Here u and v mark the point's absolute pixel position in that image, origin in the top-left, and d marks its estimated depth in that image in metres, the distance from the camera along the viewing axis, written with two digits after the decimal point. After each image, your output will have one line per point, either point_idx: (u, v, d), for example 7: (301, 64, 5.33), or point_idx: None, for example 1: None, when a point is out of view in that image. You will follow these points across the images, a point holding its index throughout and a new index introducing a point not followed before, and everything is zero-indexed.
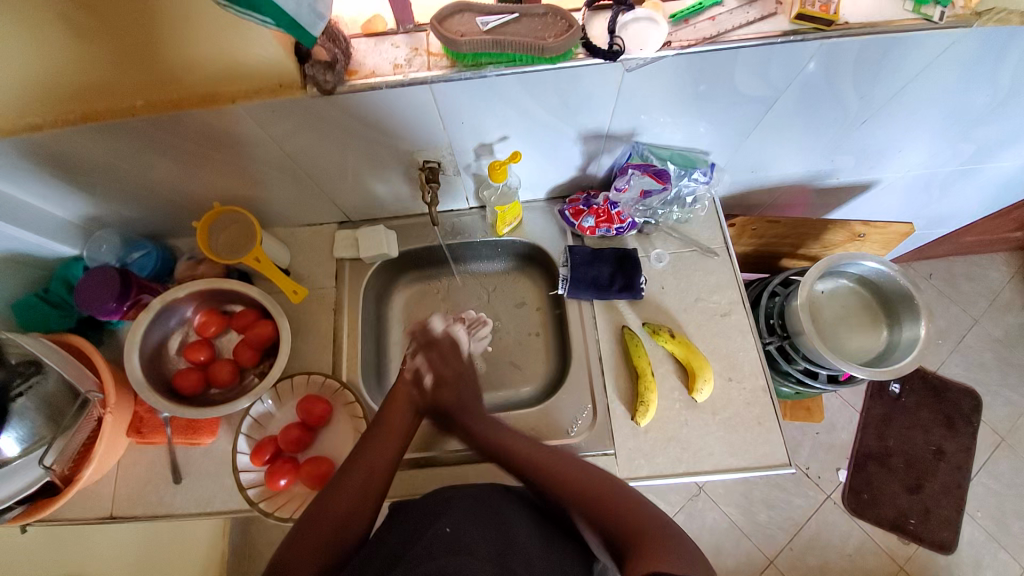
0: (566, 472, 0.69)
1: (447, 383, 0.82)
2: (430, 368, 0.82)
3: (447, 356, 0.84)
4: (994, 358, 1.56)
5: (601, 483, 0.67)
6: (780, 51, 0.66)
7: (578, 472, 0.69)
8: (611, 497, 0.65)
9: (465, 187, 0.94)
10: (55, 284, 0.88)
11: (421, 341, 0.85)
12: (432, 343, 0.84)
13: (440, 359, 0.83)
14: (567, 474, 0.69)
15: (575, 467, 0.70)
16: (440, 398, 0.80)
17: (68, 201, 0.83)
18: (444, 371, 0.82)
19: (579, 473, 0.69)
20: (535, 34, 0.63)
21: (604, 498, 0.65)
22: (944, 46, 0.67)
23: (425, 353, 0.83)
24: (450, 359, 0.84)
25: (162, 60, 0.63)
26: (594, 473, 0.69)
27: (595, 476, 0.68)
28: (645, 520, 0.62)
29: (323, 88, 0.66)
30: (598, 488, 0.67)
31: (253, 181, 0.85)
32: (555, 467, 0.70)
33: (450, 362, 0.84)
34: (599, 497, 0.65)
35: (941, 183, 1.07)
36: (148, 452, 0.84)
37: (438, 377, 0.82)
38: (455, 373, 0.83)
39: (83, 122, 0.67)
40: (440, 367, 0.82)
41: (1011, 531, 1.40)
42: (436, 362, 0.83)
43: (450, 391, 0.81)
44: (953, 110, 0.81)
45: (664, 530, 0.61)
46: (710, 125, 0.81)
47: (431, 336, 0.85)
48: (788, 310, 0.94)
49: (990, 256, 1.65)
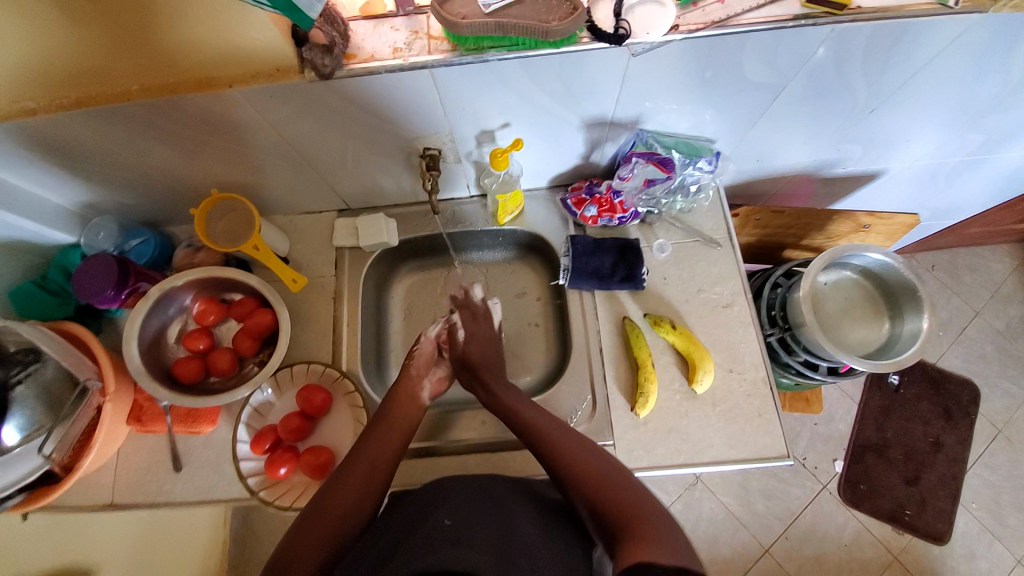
0: (590, 472, 0.66)
1: (479, 342, 0.86)
2: (463, 324, 0.88)
3: (480, 318, 0.89)
4: (995, 350, 1.56)
5: (622, 486, 0.64)
6: (789, 37, 0.64)
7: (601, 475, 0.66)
8: (630, 506, 0.62)
9: (465, 176, 0.93)
10: (52, 271, 0.87)
11: (459, 302, 0.91)
12: (467, 304, 0.90)
13: (473, 320, 0.88)
14: (591, 472, 0.66)
15: (599, 465, 0.67)
16: (469, 353, 0.84)
17: (65, 187, 0.82)
18: (475, 330, 0.87)
19: (600, 474, 0.66)
20: (538, 16, 0.61)
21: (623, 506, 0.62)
22: (956, 34, 0.66)
23: (460, 313, 0.89)
24: (482, 322, 0.88)
25: (157, 45, 0.61)
26: (616, 473, 0.66)
27: (616, 479, 0.65)
28: (659, 529, 0.59)
29: (320, 71, 0.64)
30: (618, 489, 0.64)
31: (252, 168, 0.84)
32: (582, 463, 0.67)
33: (481, 323, 0.88)
34: (619, 503, 0.62)
35: (947, 174, 1.06)
36: (148, 440, 0.84)
37: (471, 334, 0.87)
38: (485, 334, 0.87)
39: (77, 106, 0.66)
40: (473, 326, 0.87)
41: (1008, 522, 1.41)
42: (469, 321, 0.88)
43: (480, 350, 0.85)
44: (963, 99, 0.79)
45: (675, 546, 0.57)
46: (715, 113, 0.79)
47: (469, 300, 0.91)
48: (790, 302, 0.93)
49: (993, 248, 1.64)
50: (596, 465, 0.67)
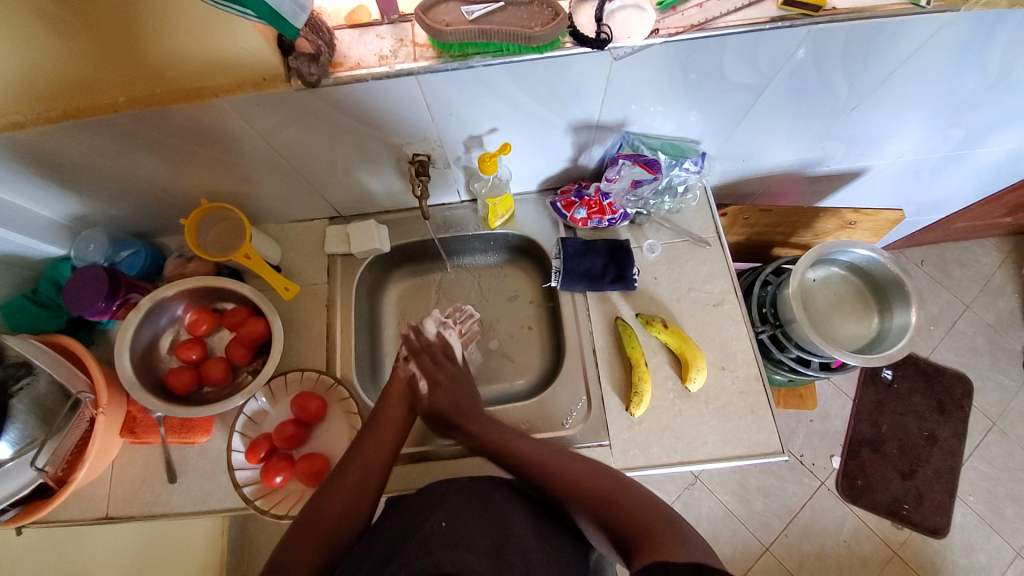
0: (626, 504, 0.64)
1: (444, 388, 0.80)
2: (424, 373, 0.81)
3: (441, 361, 0.83)
4: (987, 343, 1.57)
5: (623, 492, 0.66)
6: (768, 38, 0.65)
7: (598, 482, 0.67)
8: (669, 538, 0.59)
9: (455, 180, 0.94)
10: (42, 285, 0.87)
11: (414, 346, 0.84)
12: (423, 349, 0.84)
13: (434, 364, 0.82)
14: (626, 503, 0.64)
15: (640, 500, 0.65)
16: (437, 404, 0.79)
17: (56, 200, 0.82)
18: (439, 377, 0.81)
19: (642, 509, 0.64)
20: (521, 22, 0.62)
21: (663, 540, 0.59)
22: (933, 30, 0.67)
23: (417, 359, 0.82)
24: (444, 365, 0.82)
25: (143, 54, 0.61)
26: (661, 512, 0.64)
27: (659, 517, 0.62)
28: (663, 529, 0.61)
29: (306, 80, 0.65)
30: (659, 527, 0.61)
31: (243, 177, 0.84)
32: (616, 495, 0.65)
33: (445, 366, 0.82)
34: (658, 536, 0.59)
35: (931, 169, 1.07)
36: (143, 452, 0.84)
37: (433, 381, 0.80)
38: (451, 375, 0.82)
39: (65, 118, 0.66)
40: (434, 372, 0.81)
41: (1005, 514, 1.42)
42: (428, 366, 0.82)
43: (448, 398, 0.79)
44: (943, 95, 0.81)
45: (682, 540, 0.59)
46: (699, 114, 0.80)
47: (425, 340, 0.84)
48: (780, 299, 0.94)
49: (981, 242, 1.66)
50: (634, 497, 0.65)
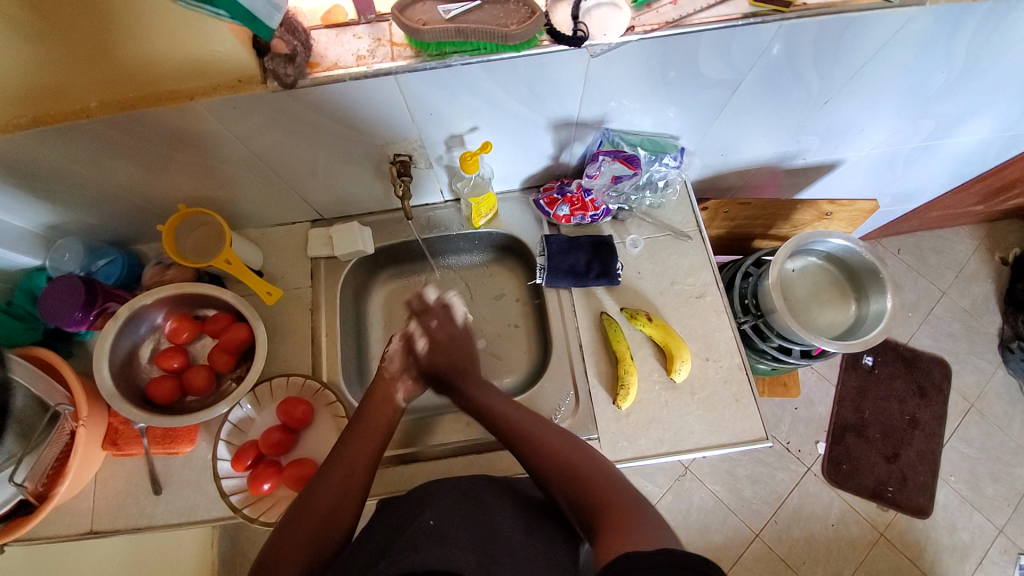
0: (599, 485, 0.63)
1: (443, 350, 0.84)
2: (425, 332, 0.84)
3: (442, 322, 0.86)
4: (963, 328, 1.62)
5: (603, 476, 0.64)
6: (742, 33, 0.67)
7: (582, 464, 0.66)
8: (635, 524, 0.57)
9: (438, 180, 0.94)
10: (18, 296, 0.85)
11: (415, 307, 0.87)
12: (425, 310, 0.86)
13: (436, 325, 0.85)
14: (600, 486, 0.63)
15: (612, 484, 0.63)
16: (437, 363, 0.83)
17: (29, 209, 0.80)
18: (439, 337, 0.84)
19: (613, 491, 0.62)
20: (497, 21, 0.62)
21: (627, 526, 0.57)
22: (901, 24, 0.69)
23: (421, 319, 0.86)
24: (448, 325, 0.86)
25: (115, 59, 0.61)
26: (632, 495, 0.62)
27: (628, 500, 0.61)
28: (630, 513, 0.59)
29: (283, 81, 0.64)
30: (627, 509, 0.59)
31: (222, 180, 0.83)
32: (591, 477, 0.64)
33: (447, 326, 0.86)
34: (625, 521, 0.58)
35: (905, 160, 1.10)
36: (126, 464, 0.83)
37: (433, 342, 0.84)
38: (451, 336, 0.85)
39: (36, 125, 0.65)
40: (437, 331, 0.85)
41: (984, 493, 1.47)
42: (431, 328, 0.85)
43: (447, 357, 0.83)
44: (911, 87, 0.83)
45: (648, 525, 0.57)
46: (678, 110, 0.81)
47: (426, 303, 0.87)
48: (761, 290, 0.96)
49: (955, 230, 1.71)
50: (607, 479, 0.64)
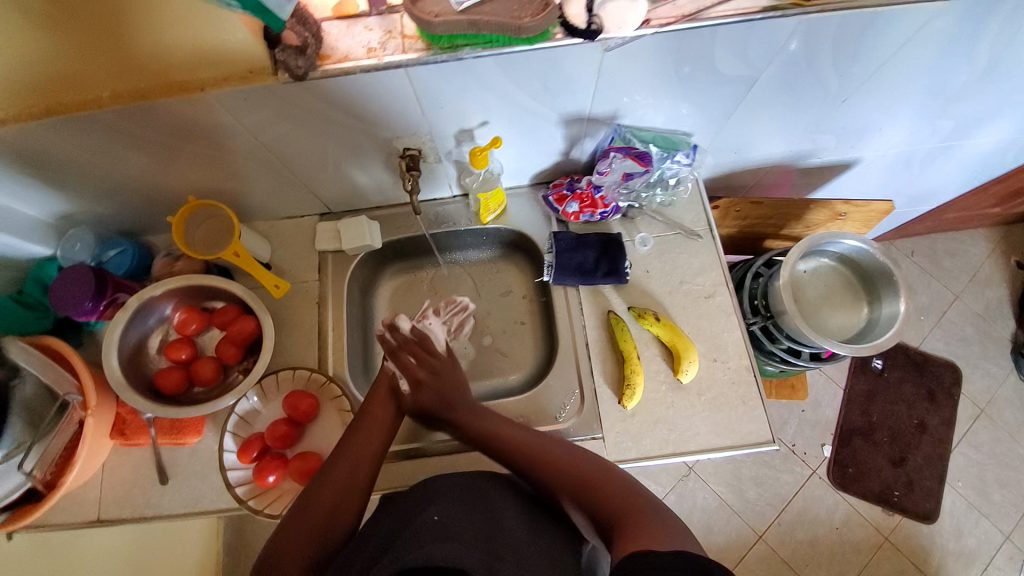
0: (610, 490, 0.63)
1: (427, 386, 0.78)
2: (404, 372, 0.78)
3: (420, 355, 0.80)
4: (975, 332, 1.59)
5: (612, 481, 0.65)
6: (760, 28, 0.65)
7: (591, 472, 0.66)
8: (649, 523, 0.58)
9: (447, 175, 0.93)
10: (28, 285, 0.85)
11: (392, 345, 0.81)
12: (403, 346, 0.81)
13: (414, 363, 0.79)
14: (610, 492, 0.63)
15: (624, 487, 0.64)
16: (422, 402, 0.78)
17: (40, 199, 0.80)
18: (421, 375, 0.79)
19: (624, 494, 0.63)
20: (512, 13, 0.62)
21: (642, 526, 0.57)
22: (923, 21, 0.68)
23: (398, 357, 0.80)
24: (429, 359, 0.80)
25: (126, 48, 0.60)
26: (643, 497, 0.62)
27: (640, 502, 0.61)
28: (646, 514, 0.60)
29: (294, 73, 0.64)
30: (638, 511, 0.60)
31: (231, 172, 0.83)
32: (602, 482, 0.65)
33: (428, 359, 0.80)
34: (638, 522, 0.58)
35: (921, 160, 1.08)
36: (133, 453, 0.83)
37: (414, 380, 0.78)
38: (433, 371, 0.79)
39: (47, 115, 0.65)
40: (416, 370, 0.79)
41: (992, 499, 1.45)
42: (408, 365, 0.79)
43: (431, 394, 0.78)
44: (931, 88, 0.81)
45: (666, 525, 0.58)
46: (691, 107, 0.80)
47: (402, 336, 0.81)
48: (771, 290, 0.95)
49: (969, 233, 1.68)
50: (618, 484, 0.65)
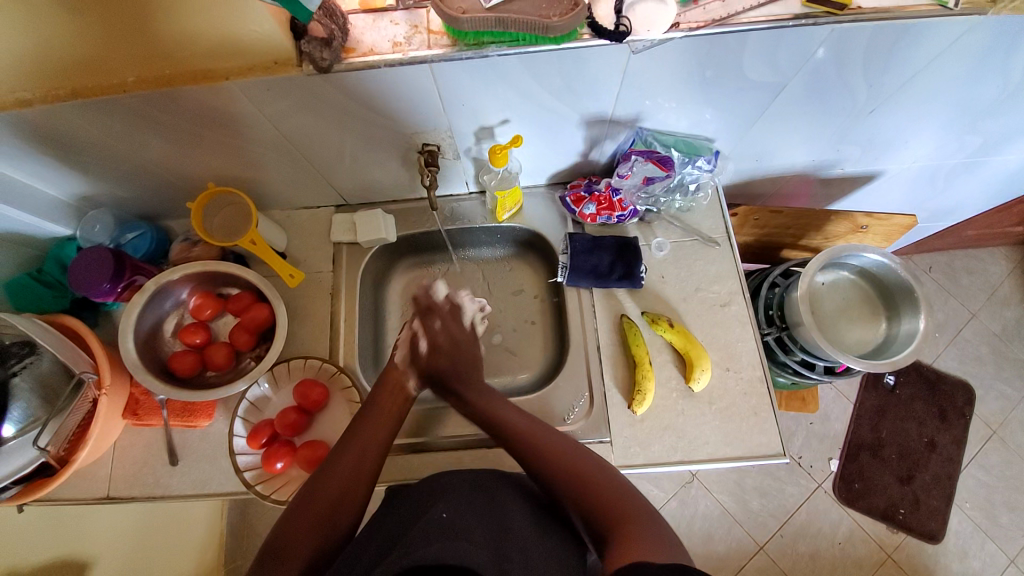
0: (607, 491, 0.63)
1: (445, 351, 0.81)
2: (427, 333, 0.82)
3: (447, 320, 0.83)
4: (991, 352, 1.56)
5: (611, 482, 0.65)
6: (790, 35, 0.64)
7: (591, 470, 0.66)
8: (645, 535, 0.58)
9: (465, 172, 0.93)
10: (48, 264, 0.87)
11: (420, 308, 0.84)
12: (432, 308, 0.84)
13: (440, 325, 0.82)
14: (610, 493, 0.63)
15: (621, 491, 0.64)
16: (437, 367, 0.80)
17: (63, 180, 0.82)
18: (441, 340, 0.82)
19: (622, 498, 0.63)
20: (539, 11, 0.61)
21: (636, 537, 0.58)
22: (957, 35, 0.66)
23: (426, 319, 0.83)
24: (453, 323, 0.84)
25: (154, 35, 0.61)
26: (640, 501, 0.63)
27: (637, 508, 0.62)
28: (641, 521, 0.60)
29: (318, 65, 0.64)
30: (636, 517, 0.60)
31: (250, 161, 0.83)
32: (601, 482, 0.64)
33: (453, 325, 0.84)
34: (634, 532, 0.58)
35: (946, 176, 1.06)
36: (144, 434, 0.84)
37: (434, 343, 0.82)
38: (454, 338, 0.83)
39: (73, 97, 0.66)
40: (439, 333, 0.82)
41: (1001, 522, 1.42)
42: (434, 327, 0.82)
43: (446, 359, 0.81)
44: (962, 102, 0.79)
45: (658, 535, 0.59)
46: (715, 112, 0.79)
47: (433, 300, 0.84)
48: (788, 301, 0.93)
49: (990, 250, 1.64)
50: (616, 485, 0.65)
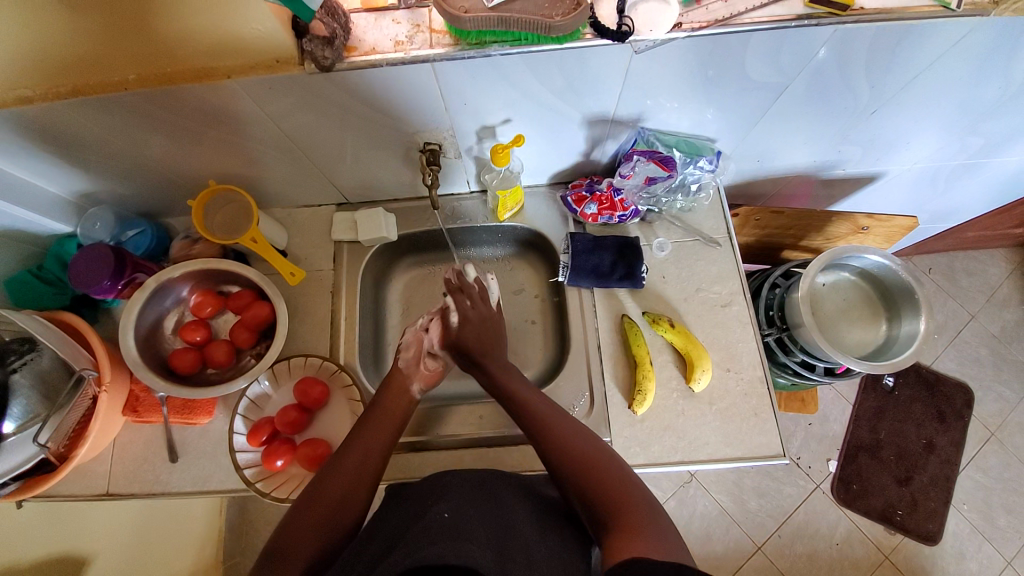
0: (608, 480, 0.63)
1: (473, 325, 0.84)
2: (459, 308, 0.85)
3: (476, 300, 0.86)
4: (991, 354, 1.56)
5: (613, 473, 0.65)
6: (793, 36, 0.64)
7: (594, 461, 0.66)
8: (646, 528, 0.58)
9: (466, 170, 0.92)
10: (48, 261, 0.87)
11: (451, 287, 0.88)
12: (463, 288, 0.87)
13: (471, 303, 0.85)
14: (610, 483, 0.63)
15: (623, 481, 0.64)
16: (463, 338, 0.82)
17: (64, 177, 0.81)
18: (472, 315, 0.84)
19: (623, 489, 0.62)
20: (541, 11, 0.60)
21: (636, 528, 0.57)
22: (959, 36, 0.66)
23: (457, 296, 0.86)
24: (482, 303, 0.86)
25: (155, 31, 0.60)
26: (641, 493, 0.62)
27: (638, 499, 0.61)
28: (643, 514, 0.60)
29: (320, 63, 0.64)
30: (637, 509, 0.60)
31: (251, 159, 0.83)
32: (603, 472, 0.64)
33: (481, 305, 0.86)
34: (635, 525, 0.58)
35: (947, 177, 1.06)
36: (145, 431, 0.84)
37: (464, 317, 0.84)
38: (483, 317, 0.85)
39: (74, 95, 0.65)
40: (468, 308, 0.85)
41: (999, 524, 1.42)
42: (465, 303, 0.85)
43: (474, 333, 0.83)
44: (964, 103, 0.79)
45: (659, 529, 0.58)
46: (717, 113, 0.79)
47: (465, 281, 0.88)
48: (788, 302, 0.93)
49: (990, 252, 1.64)
50: (618, 476, 0.64)
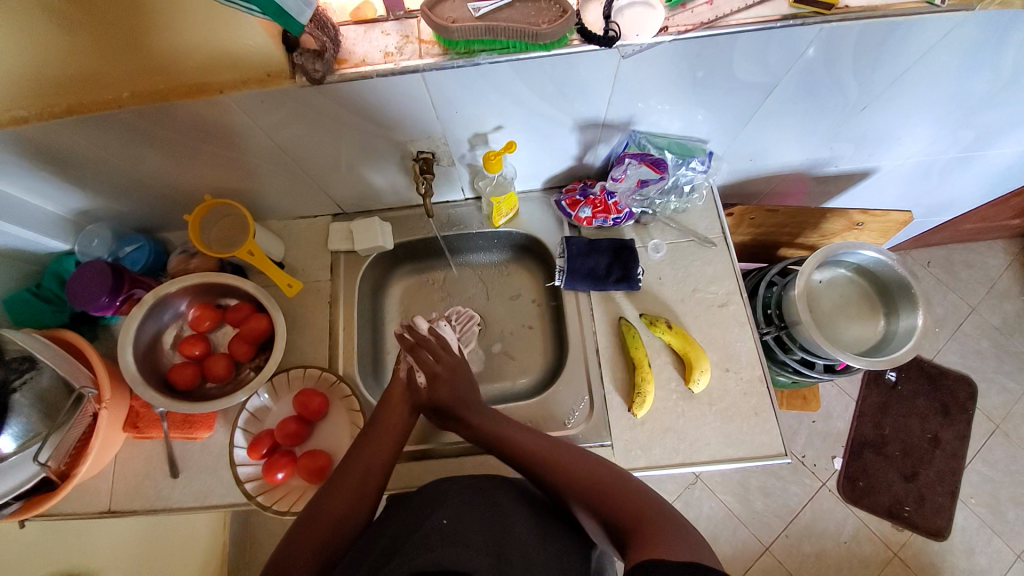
0: (617, 494, 0.63)
1: (442, 380, 0.80)
2: (421, 365, 0.81)
3: (439, 352, 0.83)
4: (992, 346, 1.56)
5: (622, 487, 0.64)
6: (779, 36, 0.65)
7: (604, 476, 0.66)
8: (659, 530, 0.57)
9: (460, 178, 0.93)
10: (46, 280, 0.87)
11: (410, 342, 0.83)
12: (420, 343, 0.83)
13: (432, 358, 0.81)
14: (621, 496, 0.63)
15: (632, 490, 0.64)
16: (437, 397, 0.79)
17: (61, 195, 0.82)
18: (438, 370, 0.80)
19: (635, 501, 0.62)
20: (529, 19, 0.61)
21: (654, 532, 0.57)
22: (946, 30, 0.66)
23: (414, 353, 0.82)
24: (444, 356, 0.83)
25: (148, 49, 0.61)
26: (659, 505, 0.62)
27: (650, 507, 0.61)
28: (660, 522, 0.59)
29: (311, 77, 0.64)
30: (650, 518, 0.59)
31: (246, 172, 0.84)
32: (609, 485, 0.65)
33: (445, 356, 0.83)
34: (649, 529, 0.58)
35: (940, 171, 1.06)
36: (145, 447, 0.84)
37: (431, 374, 0.80)
38: (450, 366, 0.82)
39: (68, 114, 0.66)
40: (431, 366, 0.81)
41: (1007, 517, 1.41)
42: (425, 360, 0.81)
43: (447, 389, 0.79)
44: (954, 96, 0.79)
45: (679, 533, 0.57)
46: (707, 113, 0.80)
47: (420, 335, 0.84)
48: (785, 301, 0.93)
49: (988, 243, 1.64)
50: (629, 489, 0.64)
